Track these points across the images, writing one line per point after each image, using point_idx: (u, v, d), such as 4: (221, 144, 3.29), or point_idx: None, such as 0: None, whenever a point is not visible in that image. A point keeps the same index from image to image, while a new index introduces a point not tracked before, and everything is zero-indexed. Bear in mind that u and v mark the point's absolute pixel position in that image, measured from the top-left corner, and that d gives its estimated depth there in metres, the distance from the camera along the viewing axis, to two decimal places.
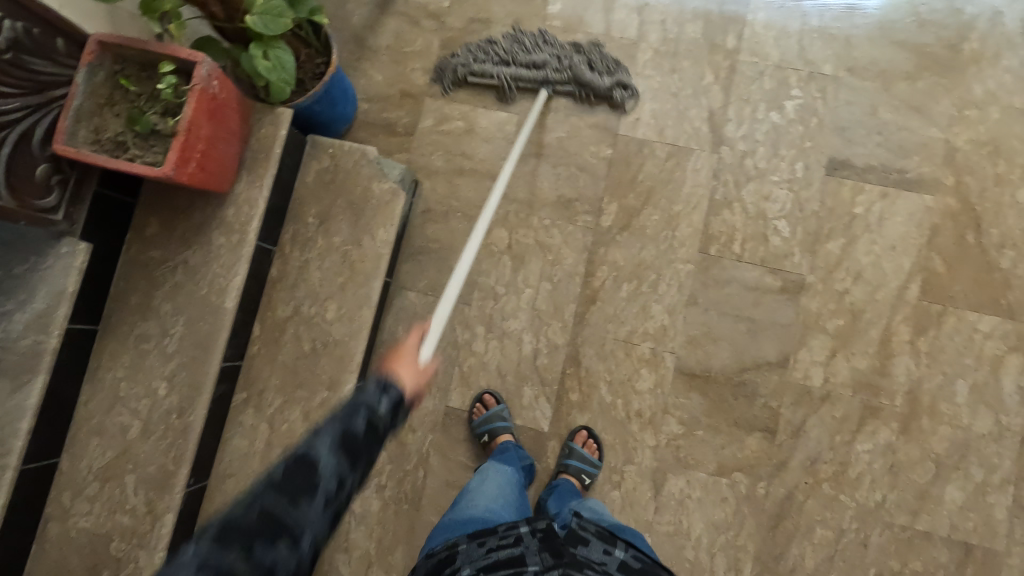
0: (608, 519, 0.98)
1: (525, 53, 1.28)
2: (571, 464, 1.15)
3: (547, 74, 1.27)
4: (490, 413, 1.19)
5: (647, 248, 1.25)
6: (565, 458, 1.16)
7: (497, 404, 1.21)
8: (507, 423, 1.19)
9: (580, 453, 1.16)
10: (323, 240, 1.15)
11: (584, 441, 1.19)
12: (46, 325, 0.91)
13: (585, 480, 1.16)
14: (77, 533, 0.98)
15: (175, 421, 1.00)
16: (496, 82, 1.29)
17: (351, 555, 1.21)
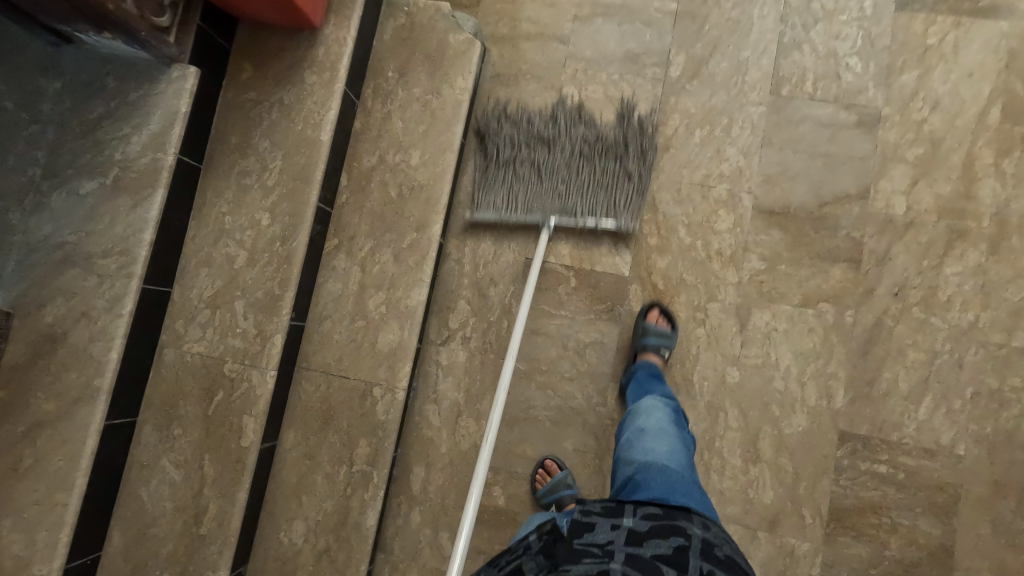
0: (643, 439, 0.98)
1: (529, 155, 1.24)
2: (648, 344, 1.15)
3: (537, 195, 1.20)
4: (554, 481, 1.15)
5: (718, 94, 1.26)
6: (641, 338, 1.16)
7: (560, 470, 1.17)
8: (573, 490, 1.14)
9: (654, 330, 1.15)
10: (403, 92, 1.19)
11: (656, 316, 1.18)
12: (162, 144, 0.96)
13: (665, 355, 1.16)
14: (191, 357, 1.03)
15: (280, 248, 1.04)
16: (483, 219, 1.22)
17: (440, 406, 1.24)
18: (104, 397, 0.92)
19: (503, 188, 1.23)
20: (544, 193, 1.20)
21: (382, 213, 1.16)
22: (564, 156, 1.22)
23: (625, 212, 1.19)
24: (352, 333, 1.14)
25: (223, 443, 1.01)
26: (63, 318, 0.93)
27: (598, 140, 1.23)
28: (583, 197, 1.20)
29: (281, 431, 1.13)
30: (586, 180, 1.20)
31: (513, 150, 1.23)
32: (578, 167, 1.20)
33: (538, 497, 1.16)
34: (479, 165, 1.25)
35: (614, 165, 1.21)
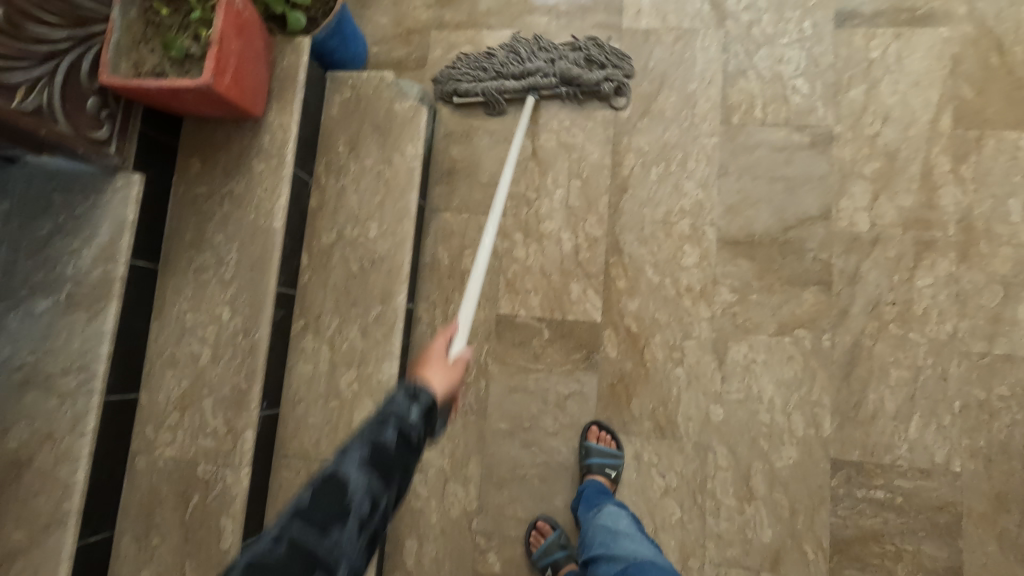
0: (622, 541, 1.01)
1: (518, 63, 1.27)
2: (594, 464, 1.12)
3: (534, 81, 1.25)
4: (548, 543, 1.13)
5: (670, 129, 1.26)
6: (586, 458, 1.13)
7: (553, 530, 1.15)
8: (568, 550, 1.13)
9: (598, 449, 1.13)
10: (355, 165, 1.19)
11: (599, 436, 1.16)
12: (113, 254, 0.96)
13: (612, 474, 1.13)
14: (164, 462, 1.02)
15: (243, 340, 1.03)
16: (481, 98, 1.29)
17: (427, 474, 1.22)
18: (75, 519, 0.90)
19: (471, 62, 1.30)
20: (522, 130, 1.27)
21: (346, 289, 1.15)
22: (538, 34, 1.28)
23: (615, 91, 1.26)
24: (327, 414, 1.12)
25: (203, 548, 0.99)
26: (27, 441, 0.92)
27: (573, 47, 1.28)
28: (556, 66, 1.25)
29: (264, 523, 1.10)
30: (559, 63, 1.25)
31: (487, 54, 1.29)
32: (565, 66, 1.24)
33: (534, 560, 1.14)
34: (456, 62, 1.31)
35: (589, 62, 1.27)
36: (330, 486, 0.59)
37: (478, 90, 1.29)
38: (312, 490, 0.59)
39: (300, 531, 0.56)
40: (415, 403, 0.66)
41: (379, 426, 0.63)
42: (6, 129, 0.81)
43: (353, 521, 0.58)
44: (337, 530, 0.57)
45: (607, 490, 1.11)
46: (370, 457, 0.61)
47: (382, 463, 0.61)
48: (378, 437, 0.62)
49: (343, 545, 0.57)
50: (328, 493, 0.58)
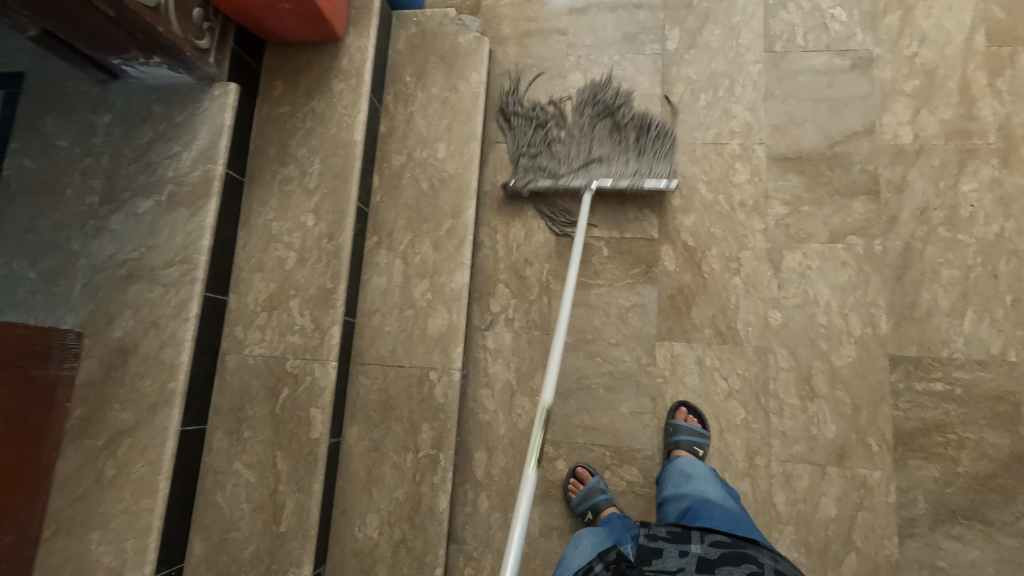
0: (694, 482, 1.05)
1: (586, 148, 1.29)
2: (681, 440, 1.13)
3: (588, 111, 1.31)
4: (588, 488, 1.15)
5: (716, 59, 1.33)
6: (673, 435, 1.13)
7: (593, 477, 1.17)
8: (607, 495, 1.14)
9: (685, 427, 1.13)
10: (422, 93, 1.26)
11: (686, 415, 1.17)
12: (211, 157, 1.02)
13: (699, 452, 1.13)
14: (253, 360, 1.06)
15: (327, 244, 1.09)
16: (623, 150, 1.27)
17: (493, 389, 1.26)
18: (179, 400, 0.94)
19: (586, 149, 1.28)
20: (624, 133, 1.29)
21: (417, 207, 1.21)
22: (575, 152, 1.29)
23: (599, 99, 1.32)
24: (402, 323, 1.17)
25: (294, 438, 1.03)
26: (132, 330, 0.97)
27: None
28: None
29: (344, 428, 1.14)
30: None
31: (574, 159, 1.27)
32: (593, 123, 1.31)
33: (573, 505, 1.15)
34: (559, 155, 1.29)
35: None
36: None
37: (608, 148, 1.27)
38: None
39: None
40: None
41: None
42: (130, 21, 0.88)
43: None
44: None
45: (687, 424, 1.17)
46: None
47: None
48: None
49: None
50: None
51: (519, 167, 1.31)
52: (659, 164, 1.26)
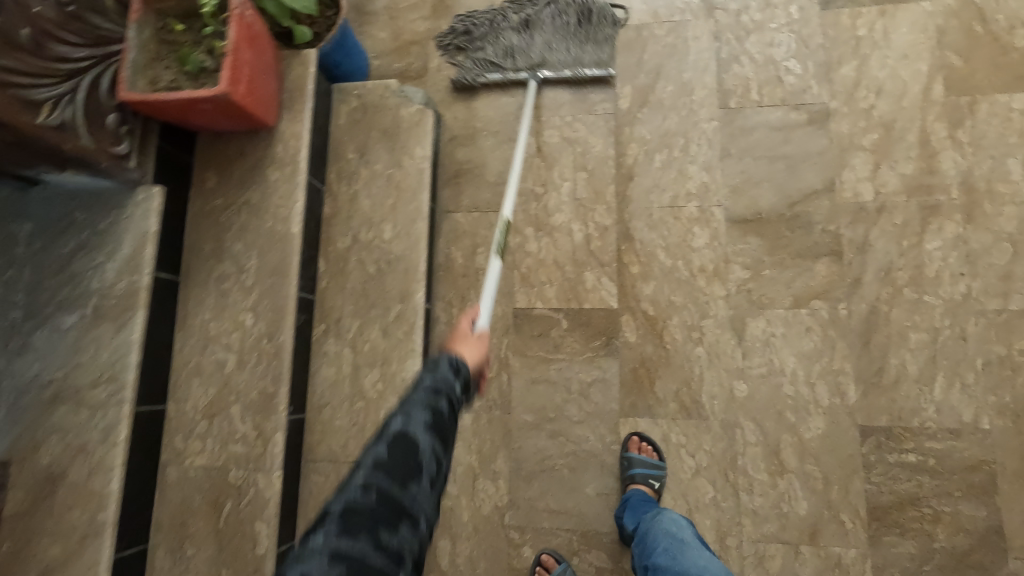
0: (690, 552, 1.00)
1: (516, 41, 1.33)
2: (637, 475, 1.11)
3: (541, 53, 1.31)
4: None
5: (669, 117, 1.29)
6: (628, 470, 1.12)
7: (559, 564, 1.13)
8: None
9: (639, 459, 1.12)
10: (366, 170, 1.22)
11: (640, 447, 1.15)
12: (136, 266, 0.97)
13: (656, 485, 1.11)
14: (194, 472, 1.02)
15: (267, 345, 1.04)
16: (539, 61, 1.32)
17: (455, 473, 1.21)
18: (111, 530, 0.90)
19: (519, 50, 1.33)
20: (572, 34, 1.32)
21: (364, 292, 1.17)
22: (523, 42, 1.33)
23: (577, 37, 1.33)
24: (353, 416, 1.13)
25: (238, 555, 0.98)
26: (60, 456, 0.93)
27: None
28: (577, 51, 1.32)
29: (296, 530, 1.10)
30: (577, 29, 1.32)
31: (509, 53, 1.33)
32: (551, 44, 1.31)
33: None
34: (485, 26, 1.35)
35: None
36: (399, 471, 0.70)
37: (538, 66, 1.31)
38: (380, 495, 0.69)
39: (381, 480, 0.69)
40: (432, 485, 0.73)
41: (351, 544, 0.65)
42: (33, 143, 0.83)
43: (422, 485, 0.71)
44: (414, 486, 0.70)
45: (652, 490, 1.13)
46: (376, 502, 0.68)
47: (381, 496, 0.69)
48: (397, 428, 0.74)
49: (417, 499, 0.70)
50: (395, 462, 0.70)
51: (468, 61, 1.36)
52: (604, 58, 1.32)
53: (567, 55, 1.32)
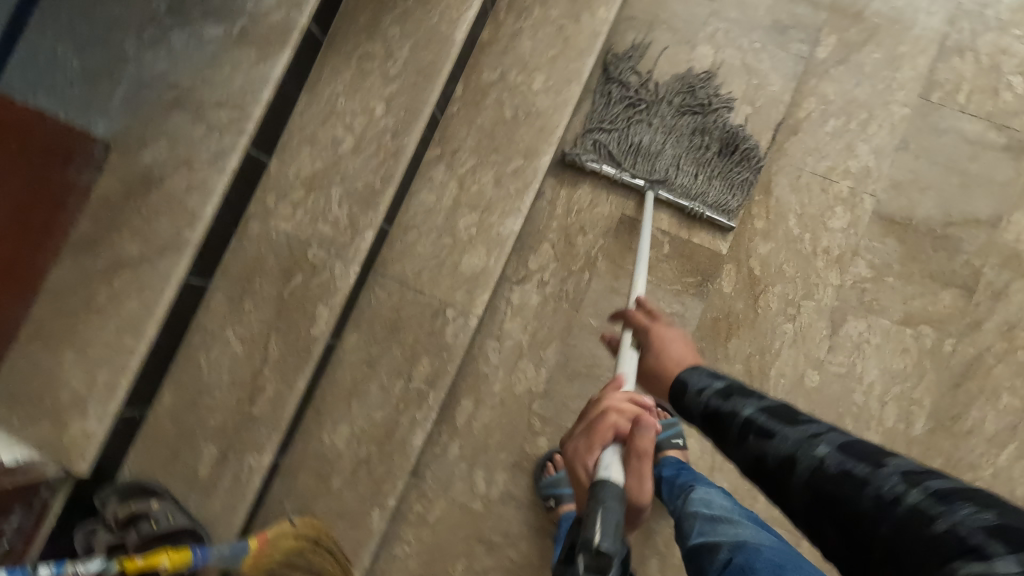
0: (722, 526, 0.77)
1: (646, 116, 1.19)
2: (663, 442, 1.08)
3: (669, 150, 1.17)
4: (559, 475, 1.10)
5: (862, 85, 1.18)
6: None
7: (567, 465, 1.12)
8: None
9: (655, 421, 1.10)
10: (540, 11, 1.12)
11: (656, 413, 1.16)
12: (296, 5, 0.92)
13: (679, 441, 1.10)
14: (275, 234, 0.99)
15: (389, 142, 1.00)
16: (665, 177, 1.17)
17: (502, 344, 1.20)
18: (191, 251, 0.89)
19: (644, 113, 1.19)
20: (707, 167, 1.17)
21: (492, 133, 1.11)
22: (654, 122, 1.18)
23: (718, 179, 1.17)
24: (437, 249, 1.09)
25: (293, 328, 0.98)
26: (162, 161, 0.90)
27: (682, 86, 1.20)
28: (704, 184, 1.17)
29: (343, 331, 1.09)
30: (713, 160, 1.18)
31: (631, 149, 1.18)
32: (681, 143, 1.17)
33: (540, 485, 1.13)
34: (621, 108, 1.19)
35: (704, 113, 1.19)
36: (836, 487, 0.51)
37: (663, 161, 1.17)
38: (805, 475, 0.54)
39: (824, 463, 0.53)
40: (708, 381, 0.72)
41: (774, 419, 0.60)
42: None
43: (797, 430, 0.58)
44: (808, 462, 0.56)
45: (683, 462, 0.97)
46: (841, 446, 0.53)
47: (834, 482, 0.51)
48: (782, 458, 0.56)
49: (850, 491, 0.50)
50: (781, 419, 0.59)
51: (585, 137, 1.19)
52: (731, 189, 1.17)
53: (691, 181, 1.17)
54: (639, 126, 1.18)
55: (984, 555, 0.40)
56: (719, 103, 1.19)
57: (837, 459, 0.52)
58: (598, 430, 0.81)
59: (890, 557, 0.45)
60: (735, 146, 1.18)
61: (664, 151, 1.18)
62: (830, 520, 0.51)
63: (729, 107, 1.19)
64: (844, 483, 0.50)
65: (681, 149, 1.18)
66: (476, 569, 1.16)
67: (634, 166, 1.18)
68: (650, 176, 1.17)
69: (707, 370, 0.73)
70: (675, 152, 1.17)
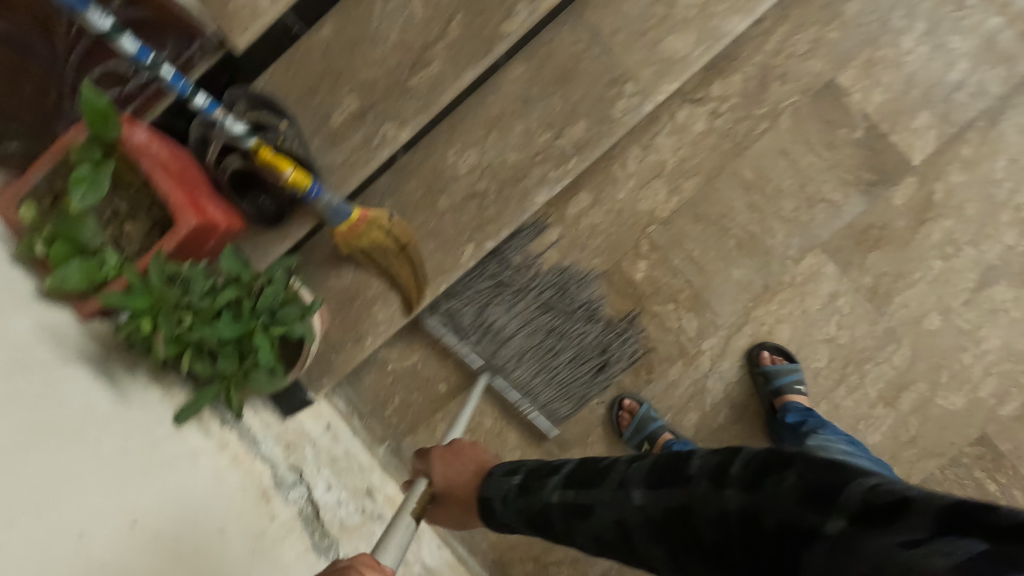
0: None
1: (503, 315, 1.09)
2: (785, 386, 1.04)
3: (511, 357, 1.09)
4: (640, 418, 1.09)
5: None
6: (773, 382, 1.04)
7: (641, 405, 1.10)
8: (660, 422, 1.08)
9: (783, 371, 1.04)
10: None
11: (772, 359, 1.07)
12: None
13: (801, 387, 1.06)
14: None
15: None
16: (508, 356, 1.09)
17: (645, 156, 1.12)
18: None
19: (505, 306, 1.09)
20: (559, 358, 1.10)
21: None
22: (515, 312, 1.09)
23: (552, 386, 1.11)
24: (645, 15, 0.98)
25: (483, 14, 0.88)
26: None
27: (557, 282, 1.11)
28: (540, 384, 1.11)
29: (512, 58, 1.00)
30: (561, 365, 1.10)
31: (486, 330, 1.09)
32: (537, 336, 1.10)
33: (625, 440, 1.10)
34: (489, 283, 1.09)
35: (567, 317, 1.11)
36: (674, 509, 0.54)
37: (513, 341, 1.09)
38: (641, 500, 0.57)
39: (653, 491, 0.56)
40: (513, 475, 0.71)
41: (580, 487, 0.63)
42: None
43: (617, 480, 0.60)
44: (669, 488, 0.56)
45: (812, 411, 1.05)
46: (654, 471, 0.58)
47: (677, 518, 0.54)
48: (631, 503, 0.58)
49: (698, 509, 0.53)
50: (589, 480, 0.63)
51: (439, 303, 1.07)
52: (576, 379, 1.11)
53: (529, 376, 1.11)
54: (494, 315, 1.09)
55: (812, 528, 0.46)
56: (583, 307, 1.11)
57: (649, 496, 0.56)
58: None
59: (756, 558, 0.49)
60: (603, 362, 1.11)
61: (508, 349, 1.09)
62: (710, 556, 0.52)
63: (596, 313, 1.11)
64: (681, 520, 0.54)
65: (535, 338, 1.09)
66: None
67: (484, 340, 1.09)
68: (487, 367, 1.09)
69: (501, 470, 0.73)
70: (520, 350, 1.09)
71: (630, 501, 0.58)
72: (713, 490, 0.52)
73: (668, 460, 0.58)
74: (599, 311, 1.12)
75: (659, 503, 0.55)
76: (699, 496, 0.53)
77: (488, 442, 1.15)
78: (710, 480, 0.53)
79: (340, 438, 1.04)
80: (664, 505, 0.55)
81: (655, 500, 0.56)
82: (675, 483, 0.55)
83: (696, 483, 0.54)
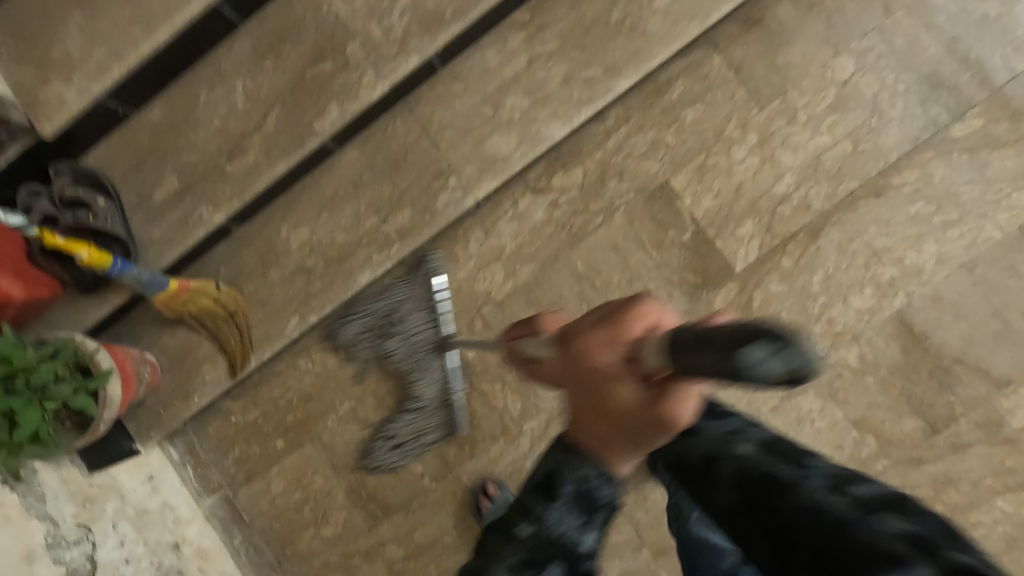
0: None
1: (397, 326, 1.07)
2: None
3: (406, 372, 1.10)
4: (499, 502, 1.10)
5: (973, 186, 1.07)
6: None
7: (502, 489, 1.13)
8: None
9: None
10: None
11: None
12: None
13: None
14: (326, 9, 0.93)
15: None
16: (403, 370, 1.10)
17: (486, 240, 1.15)
18: None
19: (391, 314, 1.07)
20: (432, 398, 1.11)
21: (587, 26, 1.00)
22: (396, 344, 1.08)
23: (435, 420, 1.13)
24: (472, 113, 1.02)
25: (297, 109, 0.93)
26: None
27: (402, 329, 1.07)
28: (418, 426, 1.13)
29: (347, 143, 1.05)
30: (431, 409, 1.12)
31: (383, 342, 1.08)
32: (410, 368, 1.09)
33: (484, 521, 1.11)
34: (355, 327, 1.08)
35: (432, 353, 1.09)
36: (783, 481, 0.51)
37: (405, 365, 1.09)
38: (801, 473, 0.52)
39: (770, 461, 0.55)
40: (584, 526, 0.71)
41: (781, 460, 0.55)
42: None
43: (807, 469, 0.53)
44: (790, 470, 0.52)
45: None
46: (777, 449, 0.57)
47: (841, 487, 0.49)
48: (781, 472, 0.52)
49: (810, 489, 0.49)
50: (707, 478, 0.58)
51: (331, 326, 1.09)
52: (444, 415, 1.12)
53: (415, 420, 1.13)
54: (378, 341, 1.08)
55: (789, 483, 0.50)
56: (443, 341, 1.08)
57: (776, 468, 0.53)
58: (600, 386, 0.61)
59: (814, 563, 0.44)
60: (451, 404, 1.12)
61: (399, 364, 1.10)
62: (783, 546, 0.47)
63: (439, 372, 1.10)
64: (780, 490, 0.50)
65: (410, 366, 1.09)
66: (357, 416, 1.17)
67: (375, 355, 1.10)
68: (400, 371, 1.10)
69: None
70: (408, 371, 1.10)
71: (810, 477, 0.51)
72: (789, 472, 0.52)
73: (795, 451, 0.57)
74: (331, 453, 1.18)
75: (809, 476, 0.51)
76: (810, 483, 0.50)
77: (317, 501, 1.18)
78: (813, 476, 0.51)
79: (162, 489, 1.09)
80: (747, 475, 0.54)
81: (821, 474, 0.52)
82: (789, 464, 0.54)
83: (791, 464, 0.54)
